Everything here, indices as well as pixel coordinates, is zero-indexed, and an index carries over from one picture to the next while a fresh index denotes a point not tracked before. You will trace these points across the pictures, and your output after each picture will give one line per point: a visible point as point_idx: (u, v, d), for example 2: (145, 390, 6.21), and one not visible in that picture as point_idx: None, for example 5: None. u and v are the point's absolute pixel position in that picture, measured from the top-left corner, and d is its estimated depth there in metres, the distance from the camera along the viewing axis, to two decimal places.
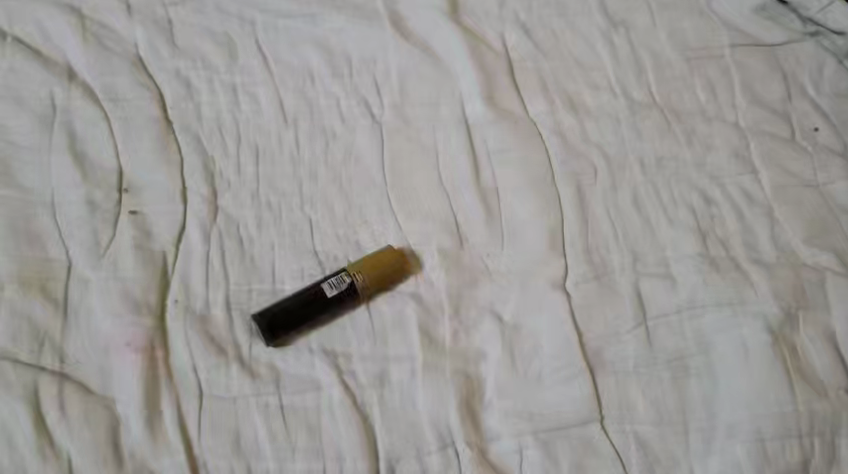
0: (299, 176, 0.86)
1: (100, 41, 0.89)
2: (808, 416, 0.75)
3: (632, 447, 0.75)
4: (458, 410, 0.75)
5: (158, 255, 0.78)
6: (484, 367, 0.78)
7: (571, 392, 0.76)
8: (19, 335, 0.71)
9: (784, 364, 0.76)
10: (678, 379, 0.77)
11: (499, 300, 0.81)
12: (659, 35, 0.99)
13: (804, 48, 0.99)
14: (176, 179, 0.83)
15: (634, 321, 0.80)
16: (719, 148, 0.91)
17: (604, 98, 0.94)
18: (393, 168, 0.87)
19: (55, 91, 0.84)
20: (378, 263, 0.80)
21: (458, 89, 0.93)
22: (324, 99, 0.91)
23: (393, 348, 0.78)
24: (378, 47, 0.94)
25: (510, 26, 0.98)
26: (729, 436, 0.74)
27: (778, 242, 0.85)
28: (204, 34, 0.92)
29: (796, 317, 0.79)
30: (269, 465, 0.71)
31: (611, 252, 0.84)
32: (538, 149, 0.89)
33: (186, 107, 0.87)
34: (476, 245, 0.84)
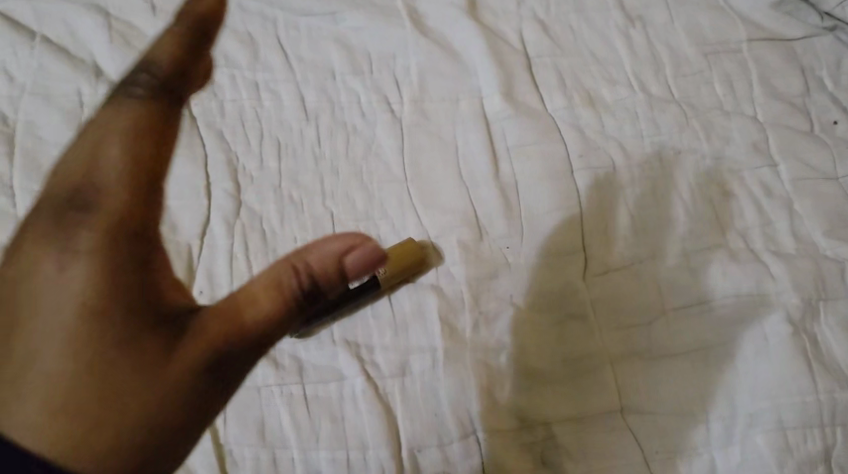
0: (320, 171, 0.87)
1: (127, 40, 0.91)
2: (830, 405, 0.75)
3: (653, 437, 0.75)
4: (479, 399, 0.76)
5: (184, 248, 0.81)
6: (506, 357, 0.78)
7: (593, 383, 0.78)
8: None
9: (806, 355, 0.77)
10: (697, 369, 0.78)
11: (520, 292, 0.82)
12: (676, 30, 1.00)
13: (823, 45, 0.99)
14: (201, 174, 0.85)
15: (653, 313, 0.80)
16: (738, 140, 0.91)
17: (622, 92, 0.94)
18: (414, 163, 0.88)
19: (83, 88, 0.88)
20: (401, 254, 0.80)
21: (476, 85, 0.94)
22: (345, 95, 0.92)
23: (415, 338, 0.79)
24: (398, 45, 0.95)
25: (529, 22, 0.99)
26: (750, 426, 0.75)
27: (797, 233, 0.85)
28: (226, 31, 0.93)
29: (817, 307, 0.80)
30: (294, 453, 0.74)
31: (631, 244, 0.84)
32: (556, 142, 0.90)
33: (209, 104, 0.89)
34: (495, 238, 0.85)
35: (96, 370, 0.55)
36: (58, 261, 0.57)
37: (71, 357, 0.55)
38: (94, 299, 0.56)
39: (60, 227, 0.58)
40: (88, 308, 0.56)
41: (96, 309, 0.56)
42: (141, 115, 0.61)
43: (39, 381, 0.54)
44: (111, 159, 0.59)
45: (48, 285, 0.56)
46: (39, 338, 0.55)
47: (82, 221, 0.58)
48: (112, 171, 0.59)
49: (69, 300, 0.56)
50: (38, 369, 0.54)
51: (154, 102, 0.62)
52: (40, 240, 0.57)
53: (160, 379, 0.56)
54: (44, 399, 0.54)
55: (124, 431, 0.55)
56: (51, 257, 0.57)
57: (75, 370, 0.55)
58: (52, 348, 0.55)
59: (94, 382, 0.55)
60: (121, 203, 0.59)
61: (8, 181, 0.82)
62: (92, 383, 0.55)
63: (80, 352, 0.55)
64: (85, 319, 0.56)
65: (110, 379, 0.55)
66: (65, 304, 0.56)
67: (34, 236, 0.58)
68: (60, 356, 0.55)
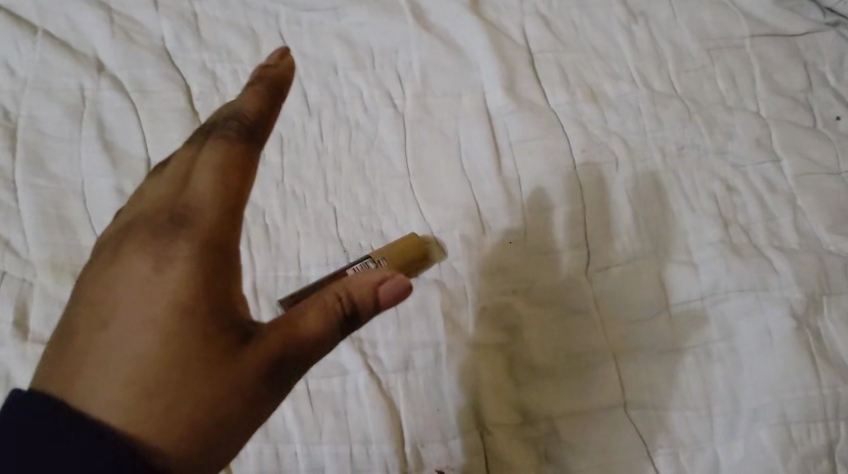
0: (323, 166, 0.87)
1: (129, 35, 0.91)
2: (833, 400, 0.75)
3: (656, 432, 0.75)
4: (483, 394, 0.76)
5: None
6: (511, 352, 0.79)
7: (597, 379, 0.77)
8: (53, 319, 0.76)
9: (809, 349, 0.77)
10: (701, 364, 0.77)
11: (524, 288, 0.82)
12: (679, 26, 0.99)
13: (826, 41, 0.98)
14: None
15: (656, 308, 0.80)
16: (741, 135, 0.91)
17: (625, 87, 0.94)
18: (417, 158, 0.88)
19: (85, 82, 0.88)
20: (403, 249, 0.79)
21: (479, 80, 0.94)
22: (347, 91, 0.92)
23: (418, 334, 0.79)
24: (401, 40, 0.95)
25: (531, 18, 0.99)
26: (753, 421, 0.75)
27: (800, 229, 0.85)
28: (229, 26, 0.93)
29: (820, 302, 0.80)
30: (298, 448, 0.74)
31: (634, 239, 0.84)
32: (559, 137, 0.89)
33: (211, 98, 0.89)
34: (499, 233, 0.84)
35: (173, 362, 0.53)
36: (151, 263, 0.55)
37: (152, 349, 0.53)
38: (185, 299, 0.54)
39: (150, 236, 0.56)
40: (176, 304, 0.54)
41: (186, 308, 0.54)
42: (222, 157, 0.58)
43: (117, 368, 0.52)
44: (193, 195, 0.57)
45: (136, 281, 0.55)
46: (123, 329, 0.54)
47: (173, 231, 0.56)
48: (200, 199, 0.57)
49: (156, 295, 0.54)
50: (119, 357, 0.53)
51: (243, 144, 0.59)
52: (131, 242, 0.56)
53: (229, 376, 0.54)
54: (120, 386, 0.52)
55: (191, 424, 0.53)
56: (146, 261, 0.55)
57: (156, 359, 0.53)
58: (135, 338, 0.53)
59: (169, 374, 0.53)
60: (210, 223, 0.56)
61: (10, 176, 0.82)
62: (168, 374, 0.53)
63: (163, 346, 0.53)
64: (172, 313, 0.54)
65: (185, 373, 0.53)
66: (153, 299, 0.54)
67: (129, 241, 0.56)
68: (142, 346, 0.53)
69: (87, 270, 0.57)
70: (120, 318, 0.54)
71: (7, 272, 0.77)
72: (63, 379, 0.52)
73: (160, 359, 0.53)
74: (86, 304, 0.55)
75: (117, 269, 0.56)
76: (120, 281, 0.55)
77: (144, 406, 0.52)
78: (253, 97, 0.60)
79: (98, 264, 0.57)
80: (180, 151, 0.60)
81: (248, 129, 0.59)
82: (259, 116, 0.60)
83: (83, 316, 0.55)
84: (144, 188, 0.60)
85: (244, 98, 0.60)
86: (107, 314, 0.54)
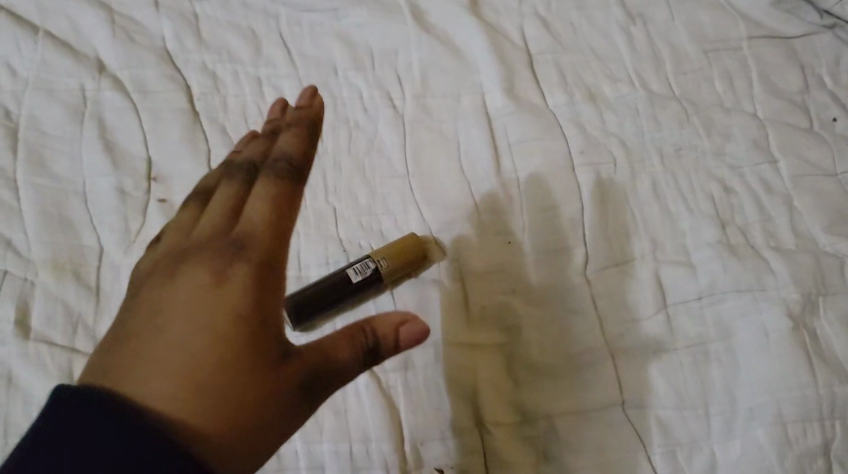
0: (323, 166, 0.87)
1: (130, 35, 0.91)
2: (829, 399, 0.76)
3: (653, 431, 0.76)
4: (482, 394, 0.77)
5: None
6: (511, 351, 0.80)
7: (595, 378, 0.78)
8: (55, 319, 0.76)
9: (805, 349, 0.77)
10: (698, 364, 0.78)
11: (523, 288, 0.82)
12: (677, 28, 1.00)
13: (822, 43, 0.99)
14: (204, 168, 0.85)
15: (654, 308, 0.81)
16: (738, 137, 0.91)
17: (623, 89, 0.94)
18: (417, 159, 0.89)
19: (86, 82, 0.88)
20: (400, 249, 0.80)
21: (478, 81, 0.94)
22: (347, 91, 0.92)
23: (419, 334, 0.79)
24: (401, 41, 0.96)
25: (530, 20, 0.99)
26: (750, 420, 0.76)
27: (797, 230, 0.85)
28: (230, 27, 0.94)
29: (816, 302, 0.80)
30: (298, 446, 0.75)
31: (632, 240, 0.85)
32: (558, 138, 0.90)
33: (212, 99, 0.89)
34: (498, 233, 0.85)
35: (221, 366, 0.56)
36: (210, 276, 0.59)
37: (205, 352, 0.56)
38: (239, 311, 0.58)
39: (205, 258, 0.60)
40: (232, 315, 0.58)
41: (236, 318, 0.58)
42: (271, 194, 0.63)
43: (172, 367, 0.55)
44: (243, 227, 0.62)
45: (195, 291, 0.58)
46: (180, 332, 0.57)
47: (228, 255, 0.60)
48: (254, 223, 0.61)
49: (213, 305, 0.58)
50: (175, 357, 0.56)
51: (291, 183, 0.64)
52: (189, 261, 0.60)
53: (270, 388, 0.58)
54: (174, 384, 0.55)
55: (231, 426, 0.56)
56: (205, 274, 0.59)
57: (207, 360, 0.56)
58: (191, 343, 0.57)
59: (218, 378, 0.56)
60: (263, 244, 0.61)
61: (11, 175, 0.82)
62: (218, 378, 0.56)
63: (212, 348, 0.57)
64: (228, 322, 0.57)
65: (231, 377, 0.56)
66: (210, 308, 0.58)
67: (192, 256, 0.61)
68: (196, 350, 0.56)
69: (147, 282, 0.61)
70: (177, 323, 0.57)
71: (8, 271, 0.78)
72: (119, 372, 0.55)
73: (212, 362, 0.56)
74: (145, 309, 0.59)
75: (174, 282, 0.59)
76: (178, 290, 0.59)
77: (191, 404, 0.55)
78: (296, 142, 0.66)
79: (156, 278, 0.61)
80: (227, 189, 0.65)
81: (294, 169, 0.64)
82: (304, 159, 0.66)
83: (142, 320, 0.58)
84: (194, 218, 0.64)
85: (285, 144, 0.66)
86: (165, 319, 0.58)
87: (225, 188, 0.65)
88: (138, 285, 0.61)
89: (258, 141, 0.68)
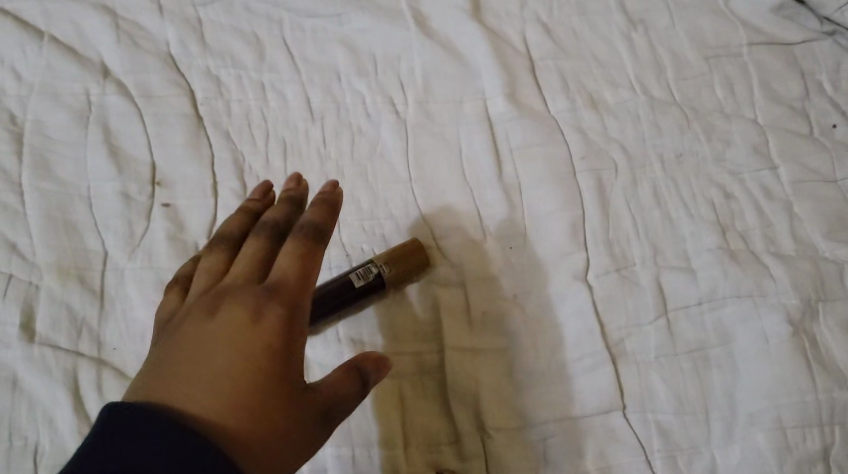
0: (326, 171, 0.88)
1: (134, 40, 0.92)
2: (828, 404, 0.76)
3: (653, 435, 0.77)
4: (484, 398, 0.78)
5: (191, 246, 0.83)
6: (511, 354, 0.80)
7: (595, 383, 0.78)
8: (59, 322, 0.77)
9: (805, 354, 0.78)
10: (699, 369, 0.79)
11: (523, 292, 0.83)
12: (677, 35, 0.99)
13: (822, 48, 0.99)
14: (207, 173, 0.86)
15: (655, 313, 0.81)
16: (738, 143, 0.92)
17: (624, 95, 0.95)
18: (418, 164, 0.89)
19: (91, 87, 0.89)
20: (402, 253, 0.80)
21: (480, 86, 0.94)
22: (350, 96, 0.92)
23: (419, 338, 0.80)
24: (403, 46, 0.96)
25: (533, 26, 0.99)
26: (750, 425, 0.76)
27: (797, 235, 0.86)
28: (233, 32, 0.94)
29: (816, 308, 0.81)
30: None
31: (633, 245, 0.85)
32: (560, 144, 0.90)
33: (216, 104, 0.90)
34: (499, 238, 0.86)
35: (253, 393, 0.59)
36: (245, 314, 0.62)
37: (241, 377, 0.60)
38: (272, 345, 0.61)
39: (238, 298, 0.63)
40: (267, 346, 0.61)
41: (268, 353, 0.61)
42: (297, 248, 0.66)
43: (210, 389, 0.59)
44: (272, 276, 0.64)
45: (231, 324, 0.62)
46: (217, 359, 0.60)
47: (260, 296, 0.63)
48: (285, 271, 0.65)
49: (248, 338, 0.61)
50: (212, 380, 0.59)
51: (316, 243, 0.67)
52: (224, 299, 0.63)
53: (294, 411, 0.61)
54: (213, 404, 0.58)
55: (261, 443, 0.59)
56: (240, 312, 0.62)
57: (240, 388, 0.59)
58: (227, 368, 0.60)
59: (252, 399, 0.59)
60: (293, 289, 0.64)
61: (16, 179, 0.83)
62: (251, 400, 0.59)
63: (245, 377, 0.60)
64: (261, 356, 0.61)
65: (260, 404, 0.59)
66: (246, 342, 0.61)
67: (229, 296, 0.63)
68: (232, 374, 0.60)
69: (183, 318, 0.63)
70: (214, 351, 0.60)
71: (13, 275, 0.79)
72: (160, 394, 0.58)
73: (247, 387, 0.59)
74: (182, 339, 0.62)
75: (209, 318, 0.62)
76: (214, 322, 0.62)
77: (229, 421, 0.58)
78: (320, 206, 0.70)
79: (192, 314, 0.63)
80: (255, 241, 0.67)
81: (319, 230, 0.68)
82: (327, 221, 0.69)
83: (180, 349, 0.61)
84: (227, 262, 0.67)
85: (310, 207, 0.69)
86: (202, 348, 0.61)
87: (253, 240, 0.68)
88: (172, 321, 0.64)
89: (284, 201, 0.72)
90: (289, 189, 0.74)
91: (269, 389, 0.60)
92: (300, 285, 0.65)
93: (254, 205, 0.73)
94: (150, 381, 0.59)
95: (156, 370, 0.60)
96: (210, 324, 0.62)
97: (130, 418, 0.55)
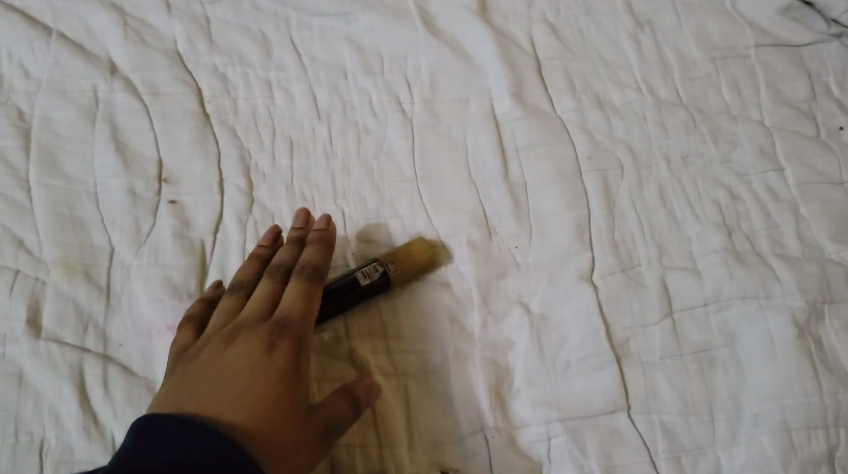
0: (332, 170, 0.88)
1: (141, 37, 0.92)
2: (833, 406, 0.76)
3: (658, 436, 0.76)
4: (488, 399, 0.78)
5: (197, 243, 0.83)
6: (513, 355, 0.80)
7: (600, 383, 0.78)
8: (65, 318, 0.77)
9: (810, 356, 0.78)
10: (704, 370, 0.79)
11: (527, 292, 0.83)
12: (685, 35, 0.99)
13: (829, 50, 0.98)
14: (213, 170, 0.86)
15: (660, 314, 0.81)
16: (745, 144, 0.91)
17: (631, 95, 0.94)
18: (424, 163, 0.89)
19: (98, 84, 0.89)
20: (408, 253, 0.81)
21: (486, 85, 0.94)
22: (356, 95, 0.93)
23: (423, 337, 0.80)
24: (409, 45, 0.96)
25: (539, 25, 0.99)
26: (755, 426, 0.76)
27: (803, 238, 0.86)
28: (240, 30, 0.94)
29: (822, 310, 0.81)
30: None
31: (638, 246, 0.85)
32: (566, 144, 0.90)
33: (223, 101, 0.90)
34: (504, 238, 0.86)
35: (269, 404, 0.68)
36: (260, 342, 0.71)
37: (261, 394, 0.68)
38: (284, 366, 0.70)
39: (253, 331, 0.72)
40: (283, 369, 0.70)
41: (281, 373, 0.70)
42: (301, 286, 0.75)
43: (235, 404, 0.67)
44: (280, 312, 0.74)
45: (249, 352, 0.70)
46: (239, 380, 0.68)
47: (273, 328, 0.72)
48: (292, 305, 0.74)
49: (265, 362, 0.70)
50: (238, 397, 0.67)
51: (318, 281, 0.76)
52: (242, 332, 0.72)
53: (306, 425, 0.68)
54: (239, 412, 0.66)
55: (278, 447, 0.66)
56: (255, 341, 0.71)
57: (259, 400, 0.68)
58: (250, 387, 0.68)
59: (268, 410, 0.67)
60: (300, 319, 0.73)
61: (23, 174, 0.83)
62: (269, 412, 0.67)
63: (263, 392, 0.68)
64: (275, 375, 0.69)
65: (276, 413, 0.67)
66: (261, 365, 0.70)
67: (245, 328, 0.73)
68: (253, 391, 0.68)
69: (205, 349, 0.72)
70: (235, 373, 0.69)
71: (19, 271, 0.79)
72: (191, 407, 0.66)
73: (265, 402, 0.68)
74: (206, 366, 0.70)
75: (228, 348, 0.71)
76: (233, 351, 0.71)
77: (252, 427, 0.66)
78: (319, 248, 0.79)
79: (214, 344, 0.72)
80: (264, 283, 0.76)
81: (319, 270, 0.77)
82: (326, 261, 0.78)
83: (205, 373, 0.69)
84: (241, 302, 0.76)
85: (309, 249, 0.79)
86: (224, 372, 0.69)
87: (263, 283, 0.77)
88: (190, 353, 0.72)
89: (291, 242, 0.81)
90: (295, 230, 0.82)
91: (284, 402, 0.68)
92: (305, 316, 0.74)
93: (264, 247, 0.81)
94: (179, 399, 0.68)
95: (184, 390, 0.68)
96: (230, 353, 0.71)
97: (164, 422, 0.64)
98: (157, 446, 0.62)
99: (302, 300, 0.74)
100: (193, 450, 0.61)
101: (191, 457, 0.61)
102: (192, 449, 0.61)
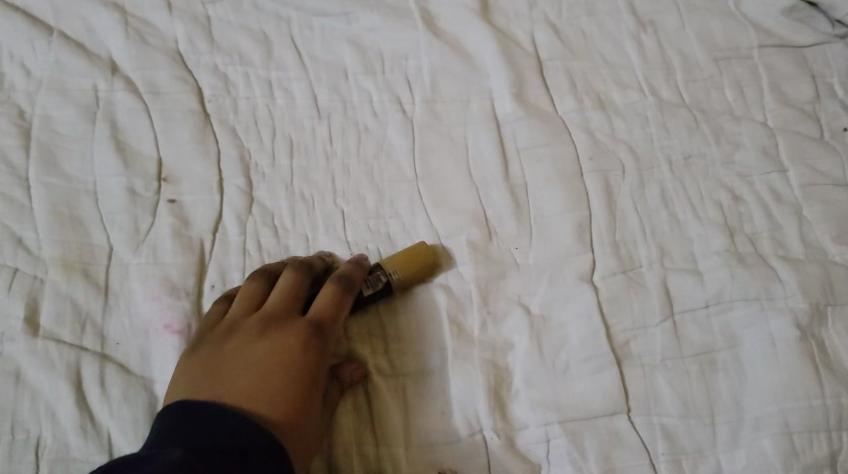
0: (332, 169, 0.88)
1: (141, 36, 0.92)
2: (836, 410, 0.76)
3: (658, 439, 0.76)
4: (487, 400, 0.77)
5: (196, 242, 0.83)
6: (512, 357, 0.80)
7: (599, 384, 0.78)
8: (63, 316, 0.77)
9: (812, 358, 0.77)
10: (705, 372, 0.78)
11: (527, 293, 0.82)
12: (687, 35, 0.99)
13: (833, 51, 0.98)
14: (213, 170, 0.86)
15: (661, 316, 0.80)
16: (747, 145, 0.91)
17: (632, 96, 0.94)
18: (424, 163, 0.89)
19: (99, 83, 0.89)
20: (412, 258, 0.81)
21: (487, 86, 0.94)
22: (356, 94, 0.92)
23: (425, 339, 0.80)
24: (410, 46, 0.95)
25: (541, 26, 0.98)
26: (756, 429, 0.76)
27: (806, 239, 0.85)
28: (241, 30, 0.94)
29: (825, 312, 0.80)
30: None
31: (639, 247, 0.85)
32: (567, 144, 0.90)
33: (223, 100, 0.90)
34: (504, 238, 0.85)
35: (290, 398, 0.72)
36: (285, 339, 0.75)
37: (288, 389, 0.73)
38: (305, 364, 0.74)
39: (280, 329, 0.76)
40: (306, 365, 0.74)
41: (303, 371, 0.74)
42: (333, 294, 0.78)
43: (260, 397, 0.72)
44: (310, 313, 0.77)
45: (276, 348, 0.75)
46: (265, 374, 0.73)
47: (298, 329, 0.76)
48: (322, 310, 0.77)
49: (288, 358, 0.74)
50: (262, 391, 0.72)
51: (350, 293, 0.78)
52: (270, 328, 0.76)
53: (318, 420, 0.74)
54: (265, 405, 0.71)
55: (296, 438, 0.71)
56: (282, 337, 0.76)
57: (282, 395, 0.72)
58: (275, 381, 0.73)
59: (287, 405, 0.72)
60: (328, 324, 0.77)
61: (23, 173, 0.83)
62: (289, 407, 0.72)
63: (285, 387, 0.73)
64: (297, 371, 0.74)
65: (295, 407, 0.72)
66: (285, 361, 0.74)
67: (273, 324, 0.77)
68: (279, 387, 0.73)
69: (233, 338, 0.76)
70: (266, 367, 0.74)
71: (19, 270, 0.79)
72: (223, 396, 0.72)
73: (292, 397, 0.72)
74: (233, 357, 0.75)
75: (258, 341, 0.75)
76: (263, 345, 0.75)
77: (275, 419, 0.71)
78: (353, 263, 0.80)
79: (241, 336, 0.76)
80: (286, 278, 0.79)
81: (352, 283, 0.78)
82: (360, 276, 0.79)
83: (232, 363, 0.74)
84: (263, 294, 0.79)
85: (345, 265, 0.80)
86: (254, 365, 0.74)
87: (283, 278, 0.79)
88: (215, 338, 0.76)
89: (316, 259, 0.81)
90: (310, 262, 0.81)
91: (304, 397, 0.73)
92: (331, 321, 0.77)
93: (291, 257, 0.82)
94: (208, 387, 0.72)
95: (215, 375, 0.73)
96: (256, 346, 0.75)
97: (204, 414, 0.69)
98: (202, 435, 0.67)
99: (333, 309, 0.77)
100: (233, 444, 0.66)
101: (233, 443, 0.67)
102: (235, 444, 0.66)
